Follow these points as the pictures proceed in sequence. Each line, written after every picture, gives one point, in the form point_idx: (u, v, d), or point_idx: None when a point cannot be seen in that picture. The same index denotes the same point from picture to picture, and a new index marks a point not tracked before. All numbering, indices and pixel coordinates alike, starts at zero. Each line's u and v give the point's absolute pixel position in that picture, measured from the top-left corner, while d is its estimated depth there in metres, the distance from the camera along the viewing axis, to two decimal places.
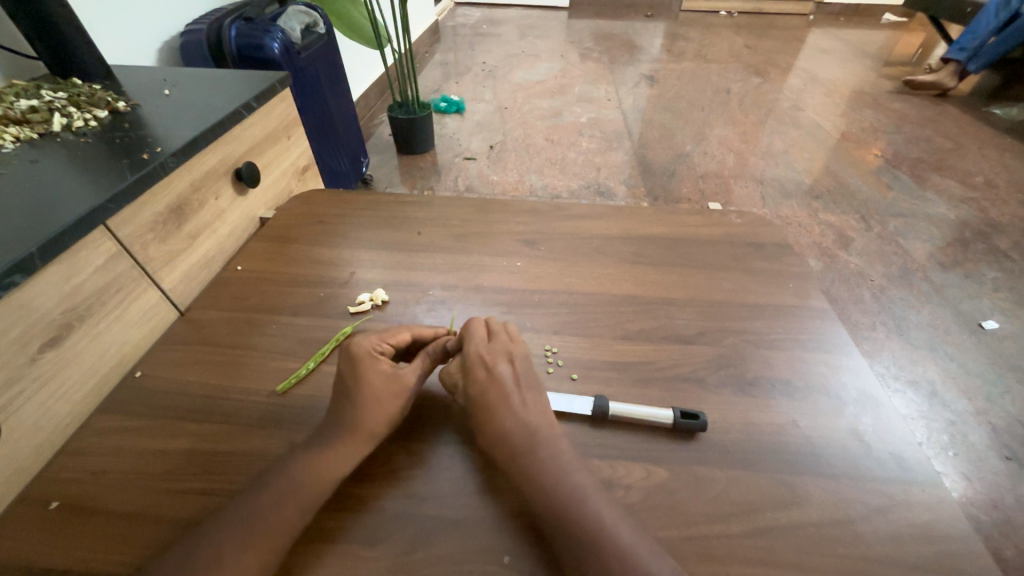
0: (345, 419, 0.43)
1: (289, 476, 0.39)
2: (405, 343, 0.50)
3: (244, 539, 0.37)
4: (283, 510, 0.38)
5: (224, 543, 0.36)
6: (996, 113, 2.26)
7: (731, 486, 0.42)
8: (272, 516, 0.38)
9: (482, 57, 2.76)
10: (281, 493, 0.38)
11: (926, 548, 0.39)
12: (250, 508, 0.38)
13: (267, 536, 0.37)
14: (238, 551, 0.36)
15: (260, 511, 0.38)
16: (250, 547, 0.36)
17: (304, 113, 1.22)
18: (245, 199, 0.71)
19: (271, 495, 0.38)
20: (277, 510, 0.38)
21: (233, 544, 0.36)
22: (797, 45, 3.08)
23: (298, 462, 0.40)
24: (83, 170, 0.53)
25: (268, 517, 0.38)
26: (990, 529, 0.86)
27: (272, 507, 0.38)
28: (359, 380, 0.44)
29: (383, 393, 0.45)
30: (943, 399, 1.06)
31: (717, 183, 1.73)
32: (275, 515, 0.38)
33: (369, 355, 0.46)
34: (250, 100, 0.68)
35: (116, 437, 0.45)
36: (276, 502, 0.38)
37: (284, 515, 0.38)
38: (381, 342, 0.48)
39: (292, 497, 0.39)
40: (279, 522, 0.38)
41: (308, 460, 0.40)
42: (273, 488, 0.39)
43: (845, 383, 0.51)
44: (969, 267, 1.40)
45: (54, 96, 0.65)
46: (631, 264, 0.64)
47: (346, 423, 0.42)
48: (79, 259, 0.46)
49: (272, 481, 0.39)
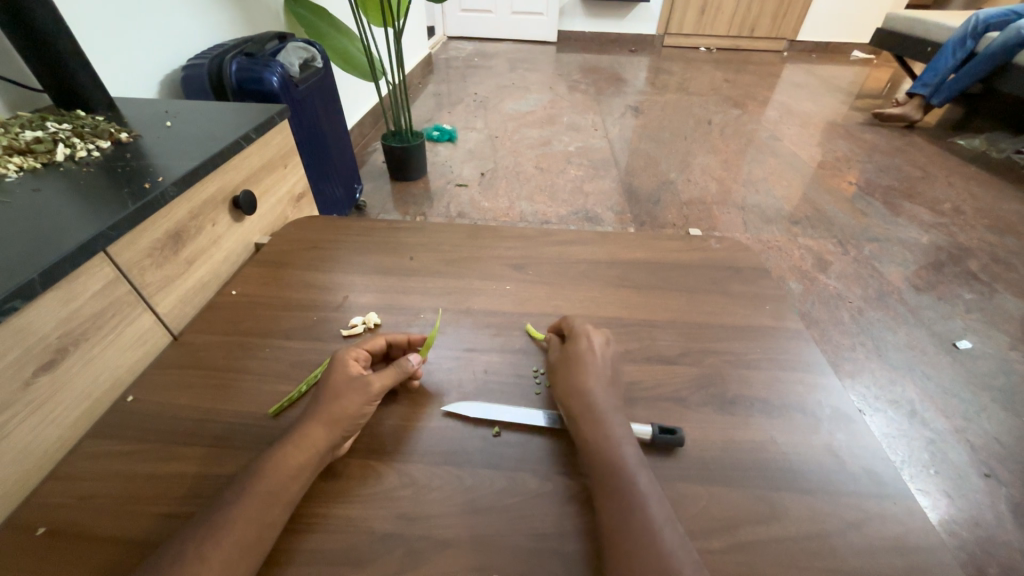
0: (337, 426, 0.45)
1: (272, 489, 0.40)
2: (381, 348, 0.54)
3: (227, 548, 0.37)
4: (273, 520, 0.39)
5: (207, 555, 0.36)
6: (961, 144, 2.39)
7: (712, 501, 0.44)
8: (261, 525, 0.39)
9: (474, 89, 2.87)
10: (265, 505, 0.39)
11: (898, 560, 0.40)
12: (235, 516, 0.38)
13: (257, 542, 0.38)
14: (224, 561, 0.36)
15: (244, 524, 0.38)
16: (239, 555, 0.37)
17: (299, 142, 1.24)
18: (241, 225, 0.73)
19: (259, 505, 0.39)
20: (262, 523, 0.39)
21: (215, 554, 0.37)
22: (774, 79, 3.25)
23: (284, 472, 0.41)
24: (86, 199, 0.55)
25: (256, 526, 0.38)
26: (973, 547, 0.87)
27: (259, 519, 0.39)
28: (333, 392, 0.47)
29: (348, 390, 0.48)
30: (922, 418, 1.08)
31: (700, 209, 1.79)
32: (263, 523, 0.39)
33: (340, 359, 0.50)
34: (249, 132, 0.71)
35: (108, 461, 0.45)
36: (263, 513, 0.39)
37: (273, 522, 0.39)
38: (356, 348, 0.52)
39: (278, 506, 0.40)
40: (267, 530, 0.39)
41: (300, 471, 0.42)
42: (257, 502, 0.39)
43: (820, 401, 0.53)
44: (942, 289, 1.45)
45: (58, 127, 0.67)
46: (616, 287, 0.67)
47: (328, 429, 0.45)
48: (78, 284, 0.47)
49: (256, 491, 0.40)
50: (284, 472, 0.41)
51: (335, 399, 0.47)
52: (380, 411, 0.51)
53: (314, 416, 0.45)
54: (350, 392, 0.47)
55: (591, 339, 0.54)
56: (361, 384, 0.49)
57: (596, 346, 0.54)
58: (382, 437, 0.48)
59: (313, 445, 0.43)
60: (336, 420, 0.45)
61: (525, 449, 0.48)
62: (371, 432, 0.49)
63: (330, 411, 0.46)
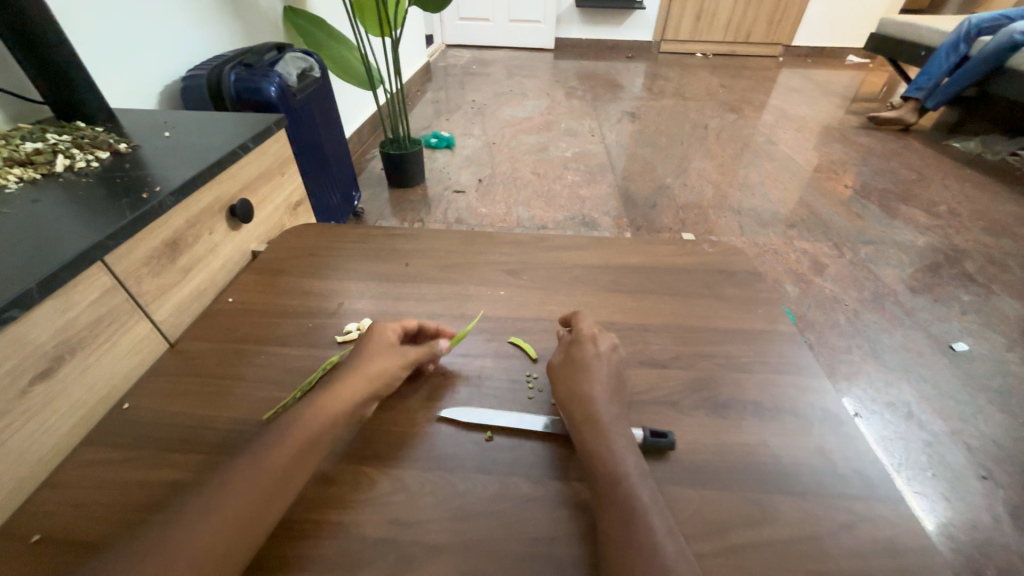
0: (370, 383, 0.50)
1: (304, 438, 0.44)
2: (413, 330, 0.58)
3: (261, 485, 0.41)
4: (295, 482, 0.42)
5: (245, 489, 0.40)
6: (956, 146, 2.41)
7: (704, 504, 0.44)
8: (251, 527, 0.39)
9: (472, 96, 2.89)
10: (296, 450, 0.43)
11: (888, 562, 0.41)
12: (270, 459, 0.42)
13: (278, 502, 0.41)
14: (260, 497, 0.40)
15: (276, 467, 0.42)
16: (264, 512, 0.40)
17: (297, 151, 1.25)
18: (237, 233, 0.73)
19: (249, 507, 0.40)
20: (293, 467, 0.42)
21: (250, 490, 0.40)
22: (770, 84, 3.28)
23: (317, 424, 0.45)
24: (84, 209, 0.55)
25: (290, 468, 0.42)
26: (971, 550, 0.87)
27: (292, 462, 0.43)
28: (373, 351, 0.52)
29: (387, 351, 0.53)
30: (918, 420, 1.08)
31: (696, 213, 1.80)
32: (296, 465, 0.43)
33: (381, 328, 0.55)
34: (246, 142, 0.72)
35: (101, 470, 0.46)
36: (253, 515, 0.39)
37: (303, 469, 0.43)
38: (396, 325, 0.56)
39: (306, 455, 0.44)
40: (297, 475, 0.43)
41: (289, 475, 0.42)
42: (290, 448, 0.43)
43: (812, 403, 0.53)
44: (938, 290, 1.46)
45: (59, 139, 0.68)
46: (610, 292, 0.67)
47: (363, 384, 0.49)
48: (75, 293, 0.48)
49: (292, 435, 0.44)
50: (273, 475, 0.41)
51: (374, 359, 0.52)
52: (375, 417, 0.51)
53: (353, 371, 0.50)
54: (387, 354, 0.53)
55: (595, 344, 0.54)
56: (354, 382, 0.49)
57: (597, 351, 0.54)
58: (376, 443, 0.49)
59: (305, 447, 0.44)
60: (372, 377, 0.50)
61: (519, 454, 0.48)
62: (366, 438, 0.49)
63: (367, 370, 0.50)
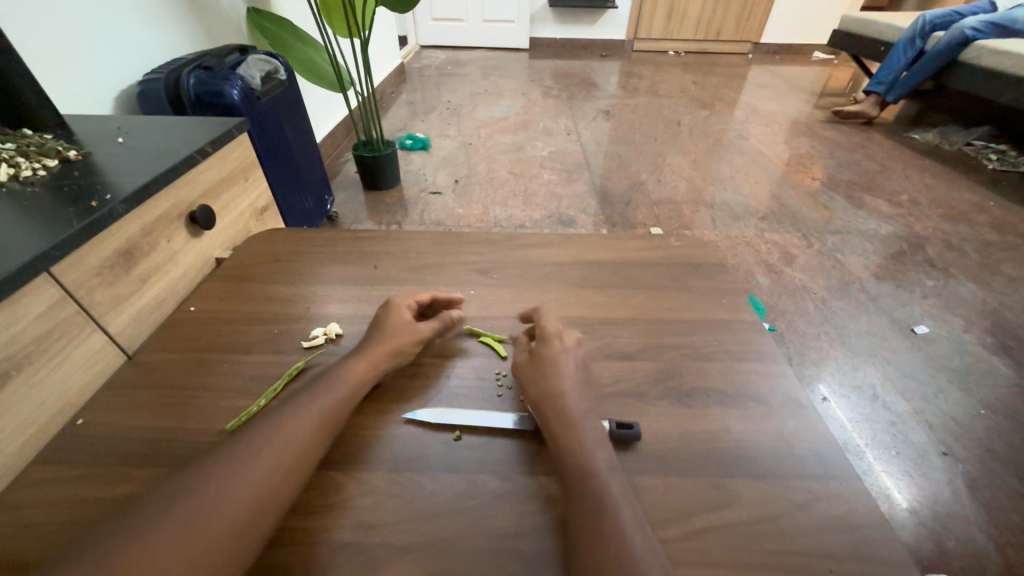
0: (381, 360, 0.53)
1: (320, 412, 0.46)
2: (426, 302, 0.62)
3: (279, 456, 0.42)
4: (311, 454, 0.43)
5: (267, 456, 0.41)
6: (916, 138, 2.50)
7: (668, 491, 0.45)
8: (242, 526, 0.37)
9: (448, 97, 2.88)
10: (311, 426, 0.45)
11: (843, 538, 0.42)
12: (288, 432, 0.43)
13: (295, 472, 0.42)
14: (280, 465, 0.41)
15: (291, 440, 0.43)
16: (281, 482, 0.41)
17: (263, 155, 1.23)
18: (198, 240, 0.72)
19: (238, 504, 0.38)
20: (309, 442, 0.44)
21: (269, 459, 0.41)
22: (740, 80, 3.36)
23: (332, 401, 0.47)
24: (28, 219, 0.53)
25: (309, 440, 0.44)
26: (934, 523, 0.90)
27: (310, 434, 0.44)
28: (388, 329, 0.55)
29: (403, 328, 0.56)
30: (884, 401, 1.12)
31: (671, 208, 1.83)
32: (316, 436, 0.44)
33: (398, 304, 0.58)
34: (205, 146, 0.70)
35: (53, 489, 0.44)
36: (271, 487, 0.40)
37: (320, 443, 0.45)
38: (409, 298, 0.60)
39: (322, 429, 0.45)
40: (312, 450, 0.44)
41: (280, 473, 0.41)
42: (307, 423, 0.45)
43: (772, 389, 0.55)
44: (901, 276, 1.51)
45: (3, 147, 0.65)
46: (579, 288, 0.68)
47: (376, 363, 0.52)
48: (20, 306, 0.46)
49: (311, 410, 0.46)
50: (255, 477, 0.40)
51: (386, 339, 0.54)
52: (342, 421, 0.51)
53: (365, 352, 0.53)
54: (401, 332, 0.56)
55: (563, 339, 0.55)
56: (336, 381, 0.49)
57: (565, 346, 0.54)
58: (343, 447, 0.48)
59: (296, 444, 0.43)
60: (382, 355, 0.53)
61: (487, 451, 0.48)
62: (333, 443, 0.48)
63: (379, 350, 0.53)
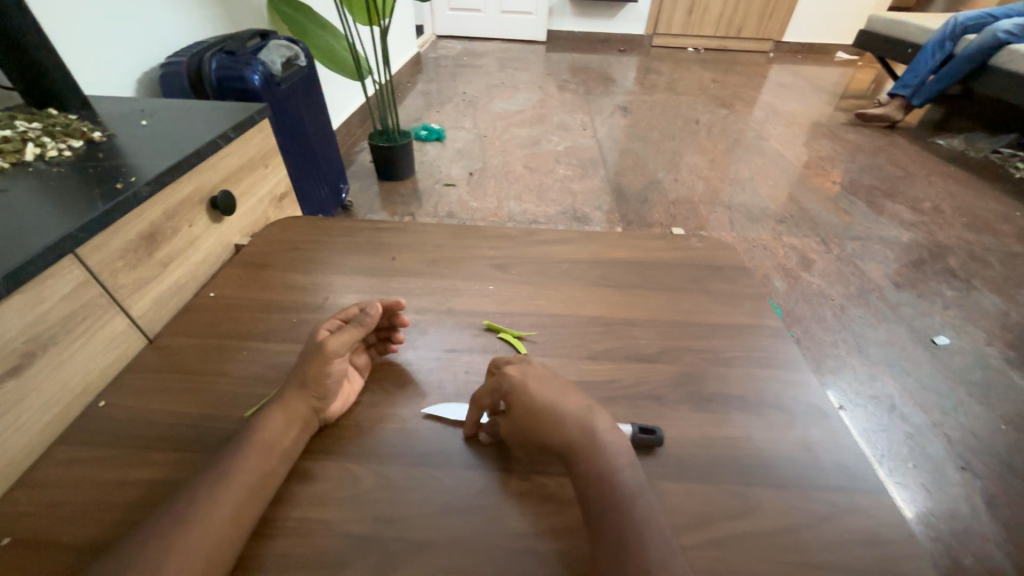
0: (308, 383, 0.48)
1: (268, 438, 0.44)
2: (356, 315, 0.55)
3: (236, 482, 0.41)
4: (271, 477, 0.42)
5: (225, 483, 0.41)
6: (941, 143, 2.44)
7: (688, 498, 0.44)
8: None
9: (464, 88, 2.86)
10: (265, 451, 0.43)
11: (868, 553, 0.41)
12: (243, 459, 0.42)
13: (260, 494, 0.41)
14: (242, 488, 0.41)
15: (248, 464, 0.42)
16: (248, 504, 0.40)
17: (282, 141, 1.23)
18: (219, 226, 0.72)
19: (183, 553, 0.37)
20: (265, 465, 0.43)
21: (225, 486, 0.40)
22: (761, 79, 3.29)
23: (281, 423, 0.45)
24: (55, 200, 0.53)
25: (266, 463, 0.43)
26: (950, 539, 0.89)
27: (265, 459, 0.43)
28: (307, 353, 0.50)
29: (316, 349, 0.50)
30: (901, 413, 1.10)
31: (687, 208, 1.81)
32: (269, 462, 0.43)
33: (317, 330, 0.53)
34: (227, 131, 0.70)
35: (78, 469, 0.44)
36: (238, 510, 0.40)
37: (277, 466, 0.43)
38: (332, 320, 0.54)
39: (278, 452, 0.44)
40: (269, 475, 0.42)
41: (235, 513, 0.39)
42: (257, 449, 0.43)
43: (796, 397, 0.53)
44: (922, 286, 1.48)
45: (28, 126, 0.65)
46: (599, 287, 0.67)
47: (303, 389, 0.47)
48: (46, 286, 0.46)
49: (261, 436, 0.44)
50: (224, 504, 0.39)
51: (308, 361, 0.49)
52: (359, 413, 0.51)
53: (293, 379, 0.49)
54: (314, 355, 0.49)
55: None
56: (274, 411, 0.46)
57: None
58: (362, 439, 0.48)
59: (247, 482, 0.41)
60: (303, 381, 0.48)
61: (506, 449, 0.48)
62: (351, 434, 0.48)
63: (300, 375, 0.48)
